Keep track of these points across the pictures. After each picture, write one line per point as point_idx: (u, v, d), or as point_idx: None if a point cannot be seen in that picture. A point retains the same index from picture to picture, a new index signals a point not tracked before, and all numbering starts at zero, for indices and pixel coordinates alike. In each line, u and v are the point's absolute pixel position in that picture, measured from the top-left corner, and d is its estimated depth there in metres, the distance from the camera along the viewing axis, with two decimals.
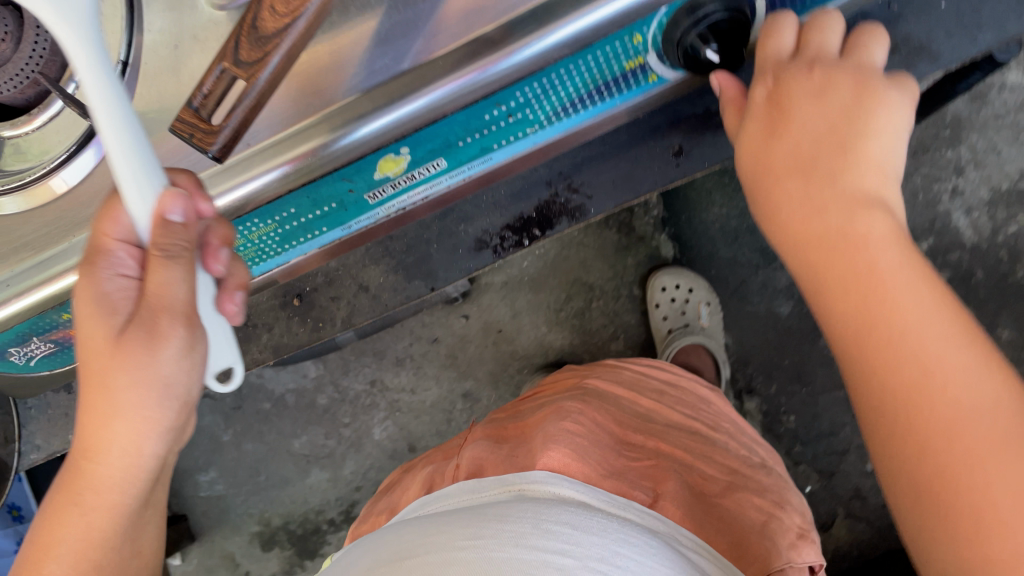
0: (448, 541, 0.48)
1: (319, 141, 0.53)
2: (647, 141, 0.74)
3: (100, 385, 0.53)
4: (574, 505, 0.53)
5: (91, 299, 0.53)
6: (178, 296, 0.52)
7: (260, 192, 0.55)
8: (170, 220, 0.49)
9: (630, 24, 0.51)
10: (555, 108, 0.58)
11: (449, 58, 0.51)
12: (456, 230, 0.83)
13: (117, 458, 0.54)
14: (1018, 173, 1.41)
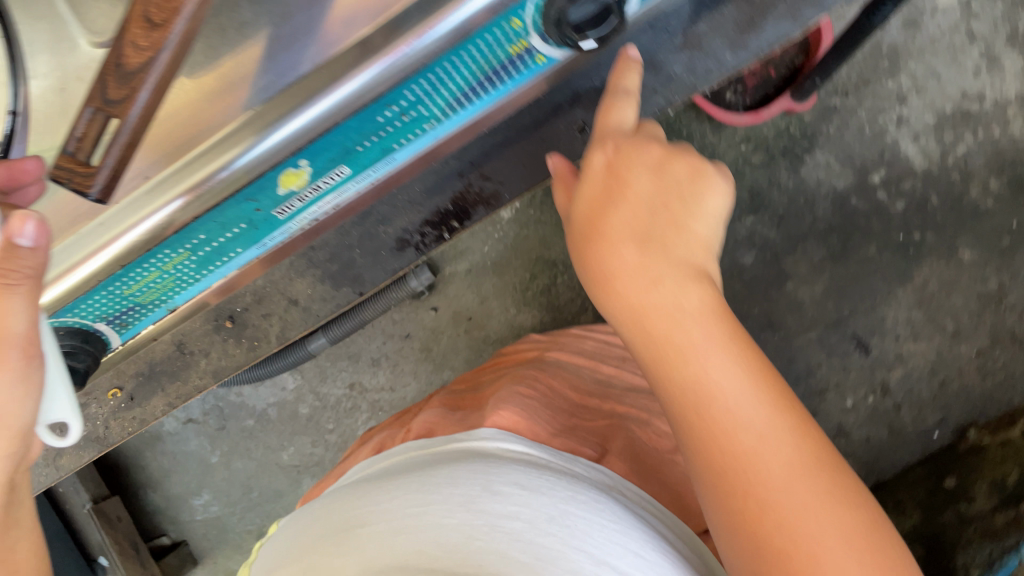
0: (396, 534, 0.46)
1: (237, 150, 0.52)
2: (550, 122, 0.63)
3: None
4: (528, 476, 0.51)
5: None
6: (21, 330, 0.45)
7: (194, 206, 0.54)
8: (17, 247, 0.44)
9: (504, 12, 0.51)
10: (451, 100, 0.57)
11: (331, 67, 0.52)
12: (375, 232, 0.67)
13: None
14: (961, 93, 1.41)
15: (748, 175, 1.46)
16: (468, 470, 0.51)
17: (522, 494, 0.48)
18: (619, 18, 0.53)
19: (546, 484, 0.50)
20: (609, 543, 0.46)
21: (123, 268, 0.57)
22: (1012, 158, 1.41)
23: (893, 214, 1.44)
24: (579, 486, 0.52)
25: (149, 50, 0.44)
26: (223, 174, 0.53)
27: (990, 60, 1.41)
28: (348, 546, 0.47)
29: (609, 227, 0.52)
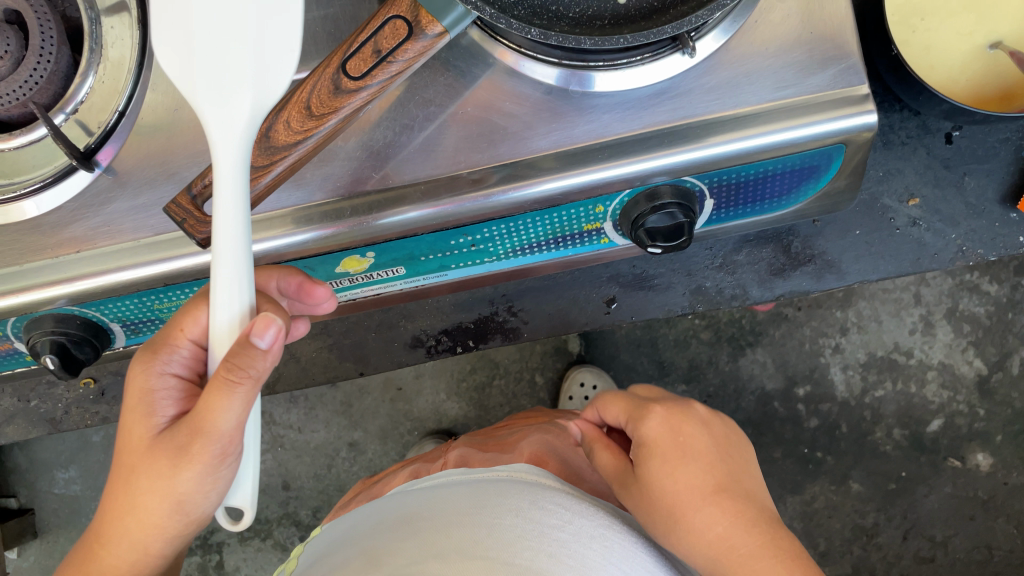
0: (461, 521, 0.58)
1: (332, 222, 0.58)
2: (585, 284, 0.69)
3: (127, 478, 0.58)
4: (563, 511, 0.61)
5: (140, 395, 0.59)
6: (226, 426, 0.54)
7: (339, 237, 0.59)
8: (253, 345, 0.49)
9: (595, 195, 0.58)
10: (514, 247, 0.63)
11: (431, 185, 0.58)
12: (395, 323, 0.72)
13: (148, 508, 0.59)
14: (894, 344, 1.47)
15: (691, 348, 1.50)
16: (516, 488, 0.64)
17: (558, 531, 0.58)
18: (686, 238, 0.60)
19: (580, 509, 0.63)
20: (630, 565, 0.58)
21: (167, 285, 0.61)
22: (917, 416, 1.48)
23: (805, 427, 1.51)
24: (604, 529, 0.62)
25: (300, 134, 0.50)
26: (362, 228, 0.58)
27: (926, 325, 1.46)
28: (418, 524, 0.59)
29: (690, 495, 0.58)
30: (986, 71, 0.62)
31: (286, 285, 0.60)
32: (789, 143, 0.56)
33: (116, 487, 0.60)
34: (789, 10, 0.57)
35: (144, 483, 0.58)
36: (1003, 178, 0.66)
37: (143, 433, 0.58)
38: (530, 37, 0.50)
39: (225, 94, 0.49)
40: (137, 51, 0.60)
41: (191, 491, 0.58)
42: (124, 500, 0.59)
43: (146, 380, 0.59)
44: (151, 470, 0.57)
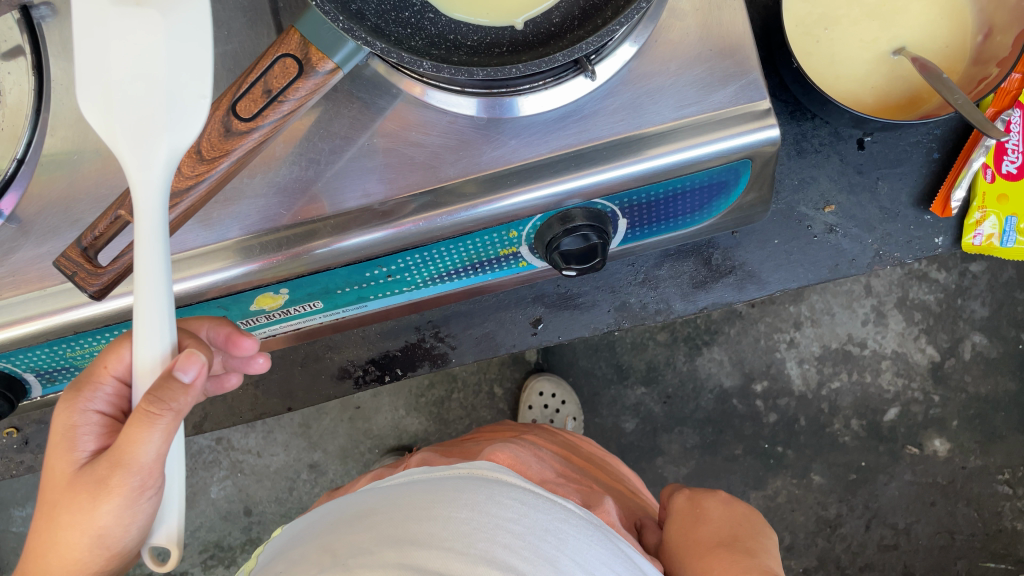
0: (412, 515, 0.50)
1: (239, 261, 0.58)
2: (510, 308, 0.71)
3: (46, 517, 0.50)
4: (535, 502, 0.53)
5: (61, 432, 0.51)
6: (146, 458, 0.47)
7: (270, 270, 0.58)
8: (175, 379, 0.46)
9: (506, 222, 0.58)
10: (431, 275, 0.63)
11: (341, 220, 0.58)
12: (322, 355, 0.73)
13: (66, 548, 0.50)
14: (847, 336, 1.46)
15: (649, 350, 1.48)
16: (477, 477, 0.55)
17: (523, 528, 0.49)
18: (600, 258, 0.60)
19: (543, 502, 0.53)
20: (593, 562, 0.49)
21: (77, 333, 0.60)
22: (874, 406, 1.46)
23: (764, 422, 1.48)
24: (579, 524, 0.53)
25: (191, 180, 0.50)
26: (306, 257, 0.58)
27: (878, 314, 1.45)
28: (371, 519, 0.51)
29: (701, 544, 0.62)
30: (890, 78, 0.62)
31: (214, 338, 0.57)
32: (698, 159, 0.56)
33: (33, 532, 0.51)
34: (687, 28, 0.58)
35: (63, 519, 0.49)
36: (916, 181, 0.67)
37: (67, 467, 0.50)
38: (423, 71, 0.48)
39: (142, 138, 0.47)
40: (33, 97, 0.59)
41: (121, 524, 0.50)
42: (42, 543, 0.51)
43: (70, 411, 0.51)
44: (75, 504, 0.49)
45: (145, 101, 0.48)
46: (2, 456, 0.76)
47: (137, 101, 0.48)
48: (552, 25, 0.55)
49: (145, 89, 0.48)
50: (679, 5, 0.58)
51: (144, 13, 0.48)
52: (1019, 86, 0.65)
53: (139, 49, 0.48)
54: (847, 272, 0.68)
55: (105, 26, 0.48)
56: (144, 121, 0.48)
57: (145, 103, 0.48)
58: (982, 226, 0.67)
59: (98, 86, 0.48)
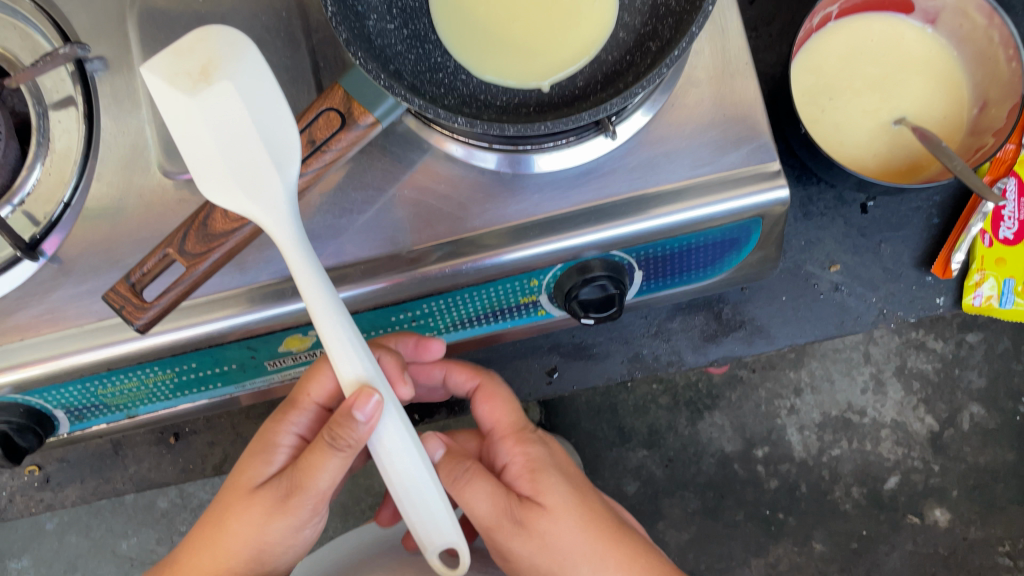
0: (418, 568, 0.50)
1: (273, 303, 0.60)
2: (526, 357, 0.73)
3: (220, 516, 0.56)
4: None
5: (265, 442, 0.58)
6: (322, 486, 0.54)
7: (300, 312, 0.60)
8: (353, 418, 0.49)
9: (528, 271, 0.61)
10: (453, 322, 0.65)
11: (371, 265, 0.60)
12: None
13: (235, 552, 0.56)
14: (847, 403, 1.46)
15: (651, 414, 1.51)
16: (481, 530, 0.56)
17: None
18: (618, 308, 0.62)
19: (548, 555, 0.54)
20: None
21: (109, 371, 0.61)
22: (874, 473, 1.47)
23: (765, 488, 1.49)
24: None
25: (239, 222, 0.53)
26: None
27: (878, 382, 1.44)
28: None
29: None
30: (891, 146, 0.66)
31: (404, 349, 0.62)
32: (714, 215, 0.59)
33: (206, 525, 0.58)
34: (702, 94, 0.62)
35: (238, 522, 0.55)
36: (916, 243, 0.71)
37: (252, 474, 0.57)
38: (458, 126, 0.52)
39: (265, 198, 0.52)
40: (83, 143, 0.62)
41: (290, 540, 0.56)
42: (213, 539, 0.57)
43: (275, 425, 0.59)
44: (251, 508, 0.55)
45: (254, 163, 0.51)
46: (23, 494, 0.77)
47: (246, 167, 0.51)
48: (576, 89, 0.58)
49: (251, 149, 0.51)
50: (693, 74, 0.63)
51: (213, 90, 0.50)
52: (1013, 155, 0.69)
53: (229, 121, 0.51)
54: (854, 329, 0.70)
55: (193, 108, 0.50)
56: (269, 177, 0.51)
57: (260, 161, 0.51)
58: (982, 287, 0.69)
59: (211, 171, 0.51)
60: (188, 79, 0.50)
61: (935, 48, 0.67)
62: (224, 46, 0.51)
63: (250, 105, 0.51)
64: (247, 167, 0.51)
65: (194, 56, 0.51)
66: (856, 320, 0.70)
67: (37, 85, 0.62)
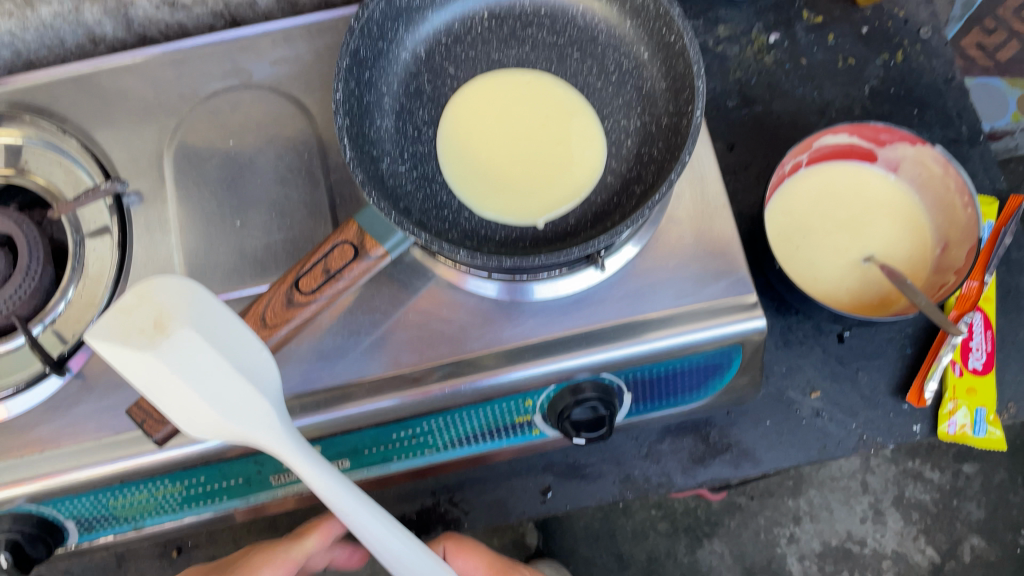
0: None
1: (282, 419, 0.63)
2: (522, 475, 0.76)
3: None
4: None
5: None
6: None
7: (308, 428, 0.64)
8: None
9: (523, 391, 0.64)
10: (451, 440, 0.68)
11: (375, 383, 0.64)
12: None
13: None
14: (847, 532, 1.44)
15: (650, 541, 1.50)
16: None
17: None
18: (608, 428, 0.66)
19: None
20: None
21: (123, 483, 0.64)
22: None
23: None
24: None
25: None
26: (341, 417, 0.64)
27: (876, 512, 1.45)
28: None
29: None
30: (863, 282, 0.71)
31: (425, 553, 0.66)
32: (696, 342, 0.64)
33: None
34: (683, 231, 0.68)
35: None
36: (892, 372, 0.74)
37: None
38: (460, 257, 0.57)
39: (257, 414, 0.54)
40: (114, 268, 0.67)
41: None
42: None
43: None
44: None
45: (233, 389, 0.53)
46: None
47: (227, 398, 0.53)
48: (568, 225, 0.64)
49: (223, 379, 0.52)
50: (676, 213, 0.69)
51: (170, 343, 0.49)
52: (977, 292, 0.73)
53: (192, 362, 0.50)
54: (837, 454, 0.73)
55: (156, 374, 0.49)
56: (251, 400, 0.53)
57: (237, 386, 0.53)
58: (954, 416, 0.72)
59: (186, 407, 0.51)
60: (145, 340, 0.49)
61: (897, 193, 0.74)
62: (167, 297, 0.50)
63: (209, 335, 0.51)
64: (227, 395, 0.52)
65: (140, 313, 0.50)
66: (838, 444, 0.73)
67: (76, 216, 0.68)
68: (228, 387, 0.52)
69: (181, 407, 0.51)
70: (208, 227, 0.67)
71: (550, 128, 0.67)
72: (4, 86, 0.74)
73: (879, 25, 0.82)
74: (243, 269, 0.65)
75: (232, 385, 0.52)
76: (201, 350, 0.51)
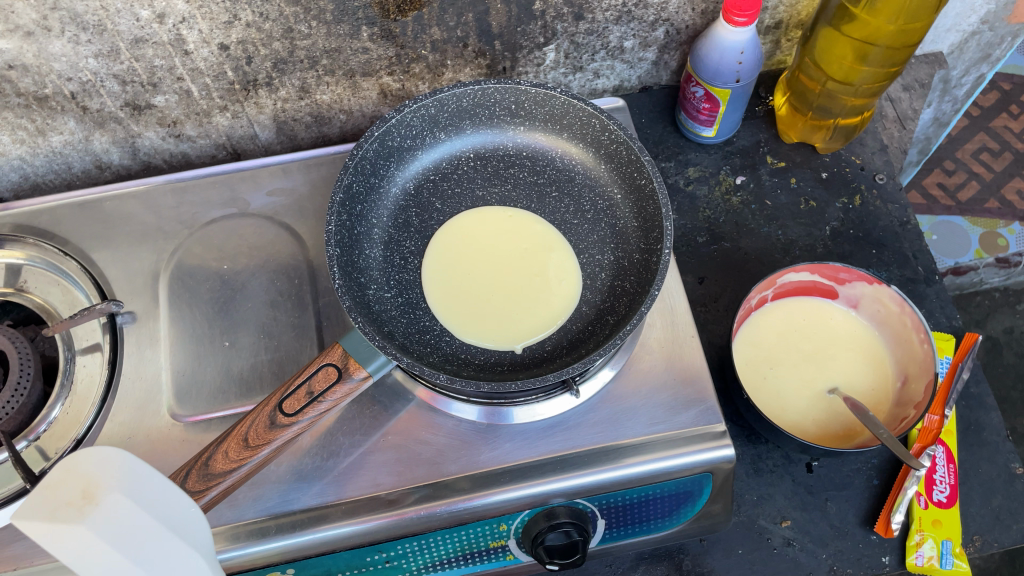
0: None
1: (258, 539, 0.64)
2: None
3: None
4: None
5: None
6: None
7: (283, 548, 0.64)
8: None
9: (498, 515, 0.66)
10: (426, 564, 0.68)
11: (351, 505, 0.65)
12: None
13: None
14: None
15: None
16: None
17: None
18: (581, 555, 0.65)
19: None
20: None
21: None
22: None
23: None
24: None
25: (236, 462, 0.57)
26: (316, 539, 0.64)
27: None
28: None
29: None
30: (828, 413, 0.74)
31: None
32: (667, 469, 0.65)
33: None
34: (654, 360, 0.71)
35: None
36: (860, 502, 0.76)
37: None
38: (439, 381, 0.60)
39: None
40: (103, 384, 0.68)
41: None
42: None
43: None
44: None
45: (169, 555, 0.49)
46: None
47: (166, 563, 0.49)
48: (544, 351, 0.66)
49: (157, 545, 0.48)
50: (647, 342, 0.72)
51: (100, 515, 0.46)
52: (938, 425, 0.75)
53: (125, 532, 0.47)
54: None
55: (85, 547, 0.45)
56: (188, 563, 0.50)
57: (173, 551, 0.49)
58: (922, 547, 0.73)
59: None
60: (71, 513, 0.46)
61: (858, 327, 0.78)
62: (94, 467, 0.48)
63: (138, 499, 0.48)
64: (164, 561, 0.49)
65: (65, 487, 0.47)
66: (809, 575, 0.73)
67: (70, 333, 0.71)
68: (164, 552, 0.49)
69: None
70: (197, 344, 0.70)
71: (529, 260, 0.71)
72: (12, 209, 0.78)
73: (837, 171, 0.89)
74: (227, 387, 0.67)
75: (167, 549, 0.49)
76: (131, 517, 0.47)
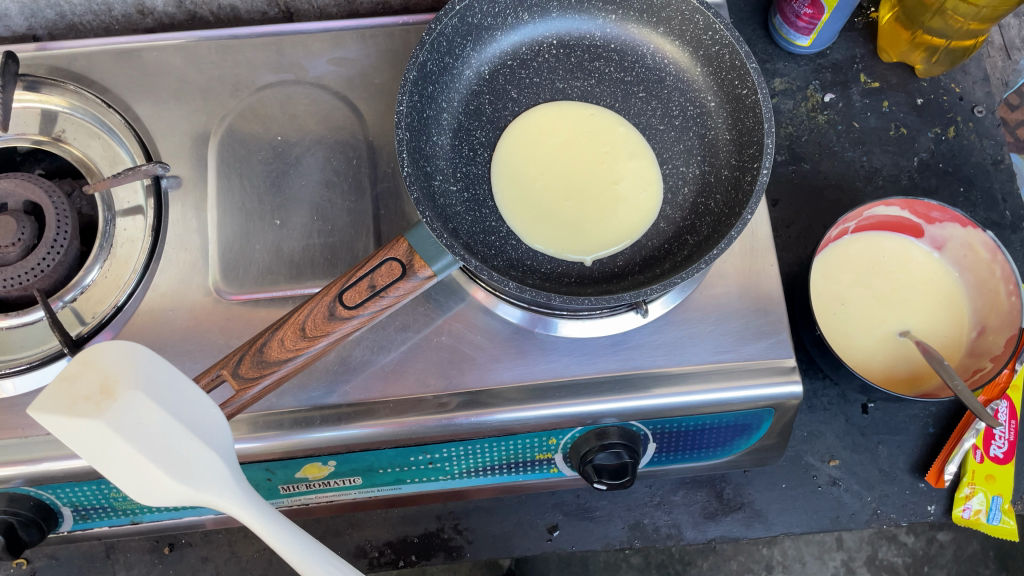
0: None
1: (302, 429, 0.61)
2: (532, 509, 0.75)
3: None
4: None
5: None
6: None
7: (326, 441, 0.62)
8: None
9: (549, 429, 0.63)
10: (468, 468, 0.66)
11: (399, 404, 0.62)
12: (342, 531, 0.75)
13: None
14: None
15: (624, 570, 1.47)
16: None
17: None
18: (630, 477, 0.64)
19: None
20: None
21: None
22: None
23: None
24: None
25: (291, 352, 0.55)
26: (359, 436, 0.61)
27: None
28: None
29: None
30: (897, 357, 0.70)
31: None
32: (728, 400, 0.62)
33: None
34: (728, 286, 0.67)
35: None
36: (912, 449, 0.74)
37: None
38: (506, 288, 0.55)
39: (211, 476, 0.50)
40: (147, 253, 0.64)
41: None
42: None
43: None
44: None
45: (184, 453, 0.49)
46: None
47: (180, 461, 0.49)
48: (615, 267, 0.62)
49: (172, 443, 0.49)
50: (722, 267, 0.68)
51: (114, 412, 0.47)
52: (1007, 380, 0.73)
53: (137, 428, 0.48)
54: (850, 525, 0.73)
55: (98, 443, 0.47)
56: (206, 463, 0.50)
57: (189, 450, 0.49)
58: (971, 501, 0.72)
59: (138, 476, 0.48)
60: (89, 408, 0.47)
61: (939, 271, 0.73)
62: (112, 362, 0.49)
63: (157, 396, 0.49)
64: (179, 458, 0.49)
65: (85, 381, 0.49)
66: (852, 515, 0.73)
67: (110, 193, 0.66)
68: (181, 450, 0.49)
69: (128, 475, 0.48)
70: (247, 220, 0.65)
71: (608, 166, 0.66)
72: (49, 50, 0.72)
73: (934, 98, 0.82)
74: (278, 269, 0.64)
75: (183, 447, 0.49)
76: (147, 415, 0.48)
